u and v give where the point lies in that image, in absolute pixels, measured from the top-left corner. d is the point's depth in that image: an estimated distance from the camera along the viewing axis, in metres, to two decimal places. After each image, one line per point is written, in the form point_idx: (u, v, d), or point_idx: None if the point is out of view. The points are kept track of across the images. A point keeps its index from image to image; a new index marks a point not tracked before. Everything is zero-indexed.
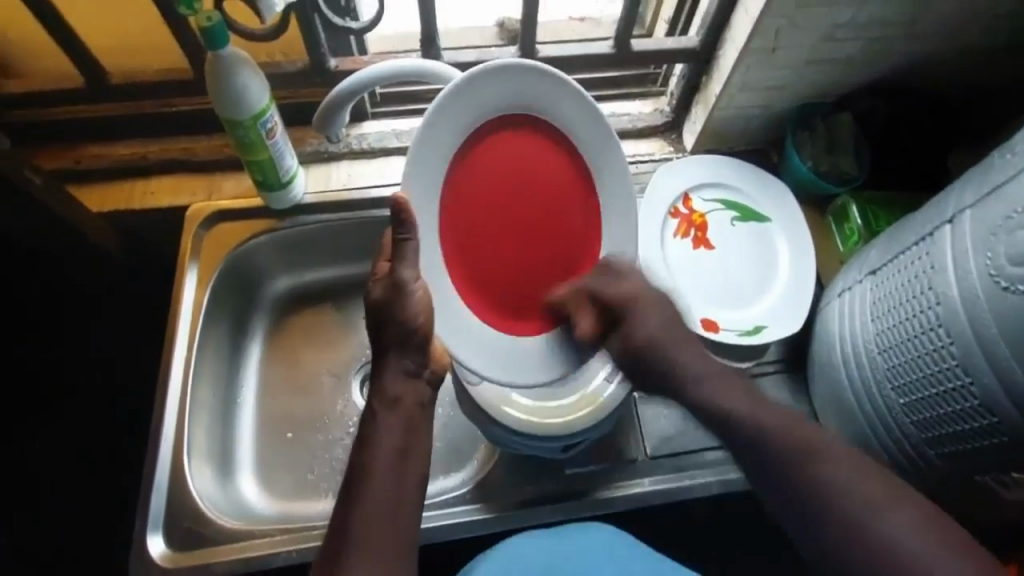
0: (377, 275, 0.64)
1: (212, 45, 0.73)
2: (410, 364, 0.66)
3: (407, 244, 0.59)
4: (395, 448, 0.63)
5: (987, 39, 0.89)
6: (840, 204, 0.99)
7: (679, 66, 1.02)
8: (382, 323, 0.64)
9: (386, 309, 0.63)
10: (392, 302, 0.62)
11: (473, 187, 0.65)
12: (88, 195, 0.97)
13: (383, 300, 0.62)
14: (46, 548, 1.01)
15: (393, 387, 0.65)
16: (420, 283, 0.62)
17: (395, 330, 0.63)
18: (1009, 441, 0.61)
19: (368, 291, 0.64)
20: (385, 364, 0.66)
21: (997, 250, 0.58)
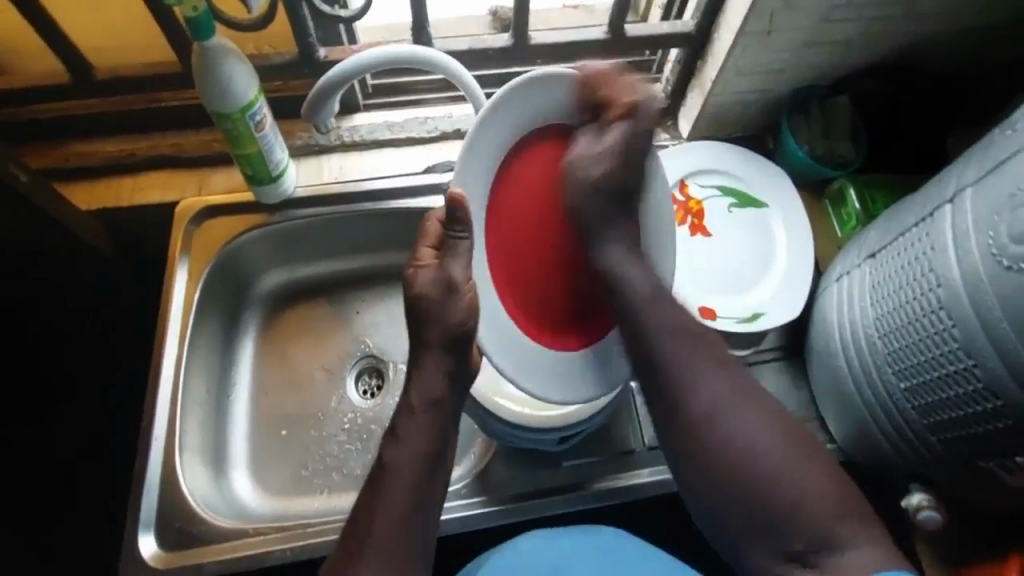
0: (421, 263, 0.66)
1: (198, 36, 0.71)
2: (450, 364, 0.67)
3: (460, 241, 0.64)
4: (415, 452, 0.64)
5: (987, 18, 0.87)
6: (837, 187, 0.98)
7: (675, 51, 1.01)
8: (425, 320, 0.66)
9: (431, 309, 0.65)
10: (437, 297, 0.65)
11: (513, 200, 0.67)
12: (75, 193, 0.96)
13: (430, 296, 0.65)
14: (44, 545, 1.02)
15: (432, 384, 0.66)
16: (468, 284, 0.65)
17: (436, 327, 0.65)
18: (1013, 423, 0.60)
19: (409, 279, 0.67)
20: (422, 362, 0.67)
21: (999, 230, 0.57)
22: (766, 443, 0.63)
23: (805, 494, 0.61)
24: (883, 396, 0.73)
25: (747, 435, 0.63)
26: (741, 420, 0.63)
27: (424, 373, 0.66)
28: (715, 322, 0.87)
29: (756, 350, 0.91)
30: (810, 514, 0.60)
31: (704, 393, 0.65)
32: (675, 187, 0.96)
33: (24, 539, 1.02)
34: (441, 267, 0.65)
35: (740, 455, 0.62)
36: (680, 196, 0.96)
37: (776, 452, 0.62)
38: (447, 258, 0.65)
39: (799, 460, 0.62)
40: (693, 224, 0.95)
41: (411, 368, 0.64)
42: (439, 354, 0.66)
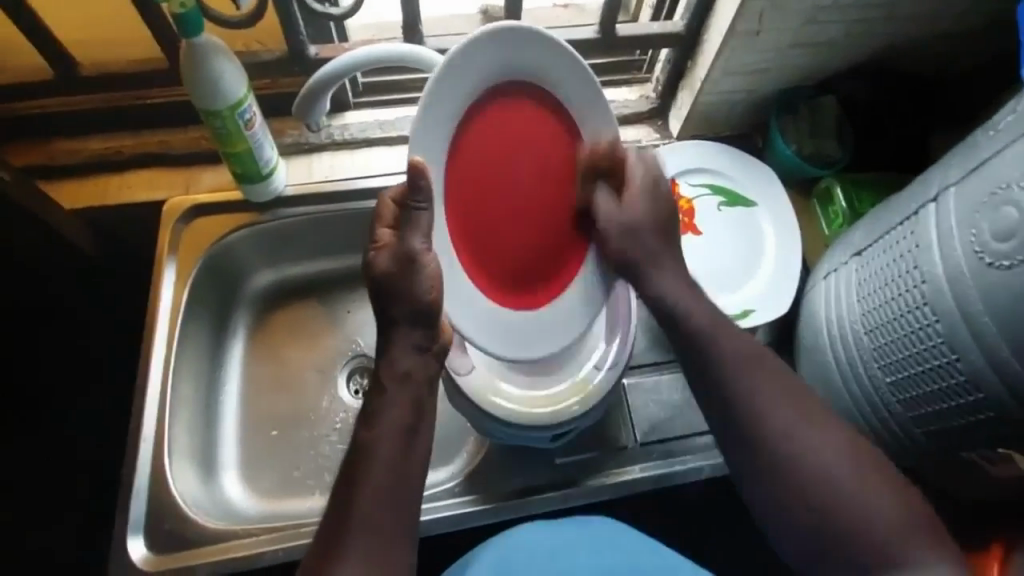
0: (381, 245, 0.62)
1: (186, 33, 0.70)
2: (422, 340, 0.63)
3: (420, 214, 0.58)
4: (384, 438, 0.61)
5: (970, 20, 0.89)
6: (824, 186, 0.99)
7: (665, 51, 1.01)
8: (392, 295, 0.61)
9: (394, 283, 0.60)
10: (400, 276, 0.60)
11: (475, 153, 0.62)
12: (60, 191, 0.94)
13: (393, 273, 0.60)
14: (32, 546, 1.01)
15: (404, 361, 0.63)
16: (431, 255, 0.59)
17: (402, 306, 0.61)
18: (995, 416, 0.62)
19: (369, 259, 0.63)
20: (395, 338, 0.63)
21: (982, 227, 0.58)
22: (829, 462, 0.60)
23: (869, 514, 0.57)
24: (869, 391, 0.74)
25: (813, 458, 0.60)
26: (801, 428, 0.61)
27: (395, 351, 0.63)
28: None
29: None
30: (878, 537, 0.57)
31: (750, 394, 0.63)
32: (667, 186, 0.97)
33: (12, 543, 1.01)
34: (398, 242, 0.60)
35: (803, 476, 0.60)
36: None
37: (837, 464, 0.59)
38: (405, 229, 0.59)
39: (863, 478, 0.59)
40: (683, 222, 0.96)
41: (413, 354, 0.64)
42: (410, 328, 0.62)
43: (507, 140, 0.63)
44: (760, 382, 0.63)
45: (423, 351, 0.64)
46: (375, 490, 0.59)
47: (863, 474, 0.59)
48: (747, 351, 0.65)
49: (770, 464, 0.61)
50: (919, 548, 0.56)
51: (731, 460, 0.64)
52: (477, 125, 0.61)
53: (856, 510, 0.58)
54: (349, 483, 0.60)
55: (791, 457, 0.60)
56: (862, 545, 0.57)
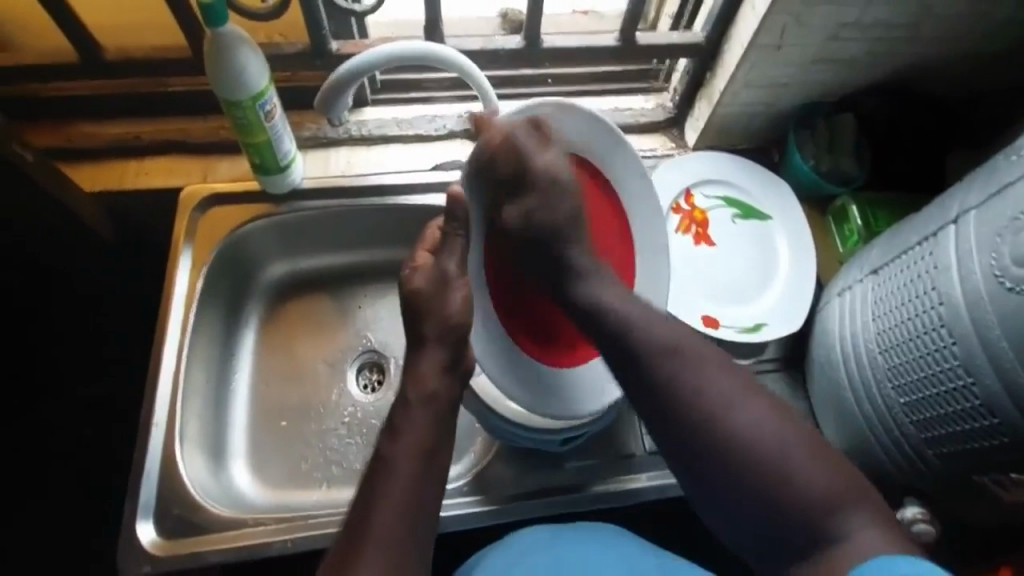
0: (418, 265, 0.68)
1: (212, 23, 0.71)
2: (447, 360, 0.67)
3: (456, 239, 0.66)
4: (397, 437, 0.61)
5: (990, 43, 0.90)
6: (839, 204, 0.99)
7: (684, 61, 1.02)
8: (421, 316, 0.66)
9: (426, 302, 0.66)
10: (433, 296, 0.66)
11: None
12: (78, 173, 0.94)
13: (427, 295, 0.66)
14: (39, 524, 1.02)
15: (431, 381, 0.65)
16: (463, 283, 0.67)
17: (433, 325, 0.66)
18: (1010, 442, 0.62)
19: (405, 278, 0.68)
20: (421, 357, 0.66)
21: (1002, 251, 0.58)
22: (759, 436, 0.58)
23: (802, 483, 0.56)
24: (880, 410, 0.75)
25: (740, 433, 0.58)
26: (732, 403, 0.59)
27: (422, 365, 0.66)
28: (717, 330, 0.89)
29: (756, 360, 0.92)
30: (813, 509, 0.55)
31: (683, 373, 0.60)
32: (681, 196, 0.97)
33: (21, 528, 1.01)
34: (435, 265, 0.67)
35: (732, 452, 0.58)
36: (685, 205, 0.97)
37: (766, 436, 0.58)
38: (439, 256, 0.67)
39: (800, 452, 0.57)
40: (697, 233, 0.96)
41: (441, 367, 0.66)
42: (436, 349, 0.66)
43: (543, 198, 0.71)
44: (687, 365, 0.61)
45: (450, 372, 0.67)
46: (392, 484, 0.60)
47: (800, 446, 0.57)
48: (671, 337, 0.62)
49: (704, 451, 0.59)
50: (858, 511, 0.55)
51: (666, 448, 0.61)
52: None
53: (787, 482, 0.56)
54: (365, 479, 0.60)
55: (721, 435, 0.58)
56: (800, 513, 0.56)
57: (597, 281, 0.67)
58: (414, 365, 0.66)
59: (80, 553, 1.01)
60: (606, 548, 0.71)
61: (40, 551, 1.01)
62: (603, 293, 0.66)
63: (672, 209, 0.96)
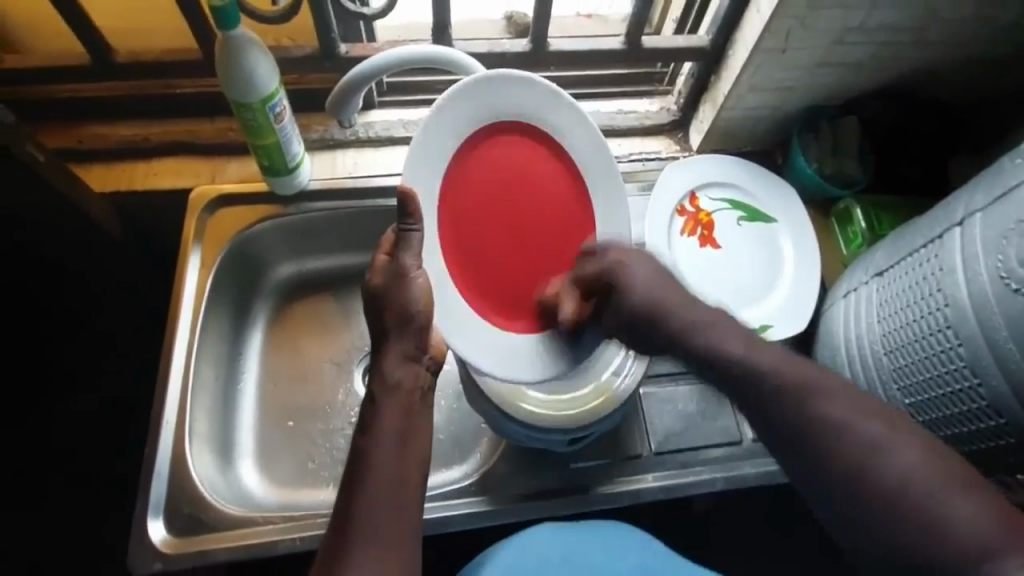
0: (375, 264, 0.64)
1: (223, 26, 0.71)
2: (415, 348, 0.65)
3: (411, 234, 0.62)
4: (401, 436, 0.62)
5: (993, 48, 0.90)
6: (843, 206, 1.00)
7: (689, 65, 1.02)
8: (380, 307, 0.64)
9: (383, 294, 0.63)
10: (392, 290, 0.63)
11: (481, 173, 0.68)
12: (88, 173, 0.95)
13: (384, 289, 0.63)
14: (45, 520, 1.02)
15: (397, 372, 0.64)
16: (421, 272, 0.63)
17: (396, 312, 0.63)
18: (1016, 442, 0.62)
19: (367, 278, 0.65)
20: (386, 350, 0.64)
21: (1008, 253, 0.59)
22: (896, 460, 0.49)
23: (954, 522, 0.46)
24: None
25: (867, 449, 0.50)
26: (870, 431, 0.51)
27: (388, 360, 0.64)
28: None
29: None
30: (967, 555, 0.45)
31: (790, 377, 0.55)
32: (686, 199, 0.98)
33: (29, 528, 1.02)
34: (394, 259, 0.63)
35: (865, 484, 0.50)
36: (690, 207, 0.97)
37: (909, 461, 0.49)
38: (399, 246, 0.63)
39: (947, 486, 0.48)
40: (702, 235, 0.96)
41: (405, 358, 0.64)
42: (399, 338, 0.63)
43: (502, 168, 0.69)
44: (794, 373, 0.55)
45: (414, 359, 0.65)
46: (399, 481, 0.60)
47: (948, 479, 0.48)
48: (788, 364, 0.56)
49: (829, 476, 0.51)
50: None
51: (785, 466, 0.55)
52: (484, 152, 0.69)
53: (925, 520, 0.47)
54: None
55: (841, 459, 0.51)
56: (946, 559, 0.46)
57: (632, 268, 0.66)
58: (380, 366, 0.64)
59: (86, 553, 1.01)
60: (609, 547, 0.71)
61: (47, 551, 1.01)
62: (638, 277, 0.65)
63: (678, 211, 0.97)
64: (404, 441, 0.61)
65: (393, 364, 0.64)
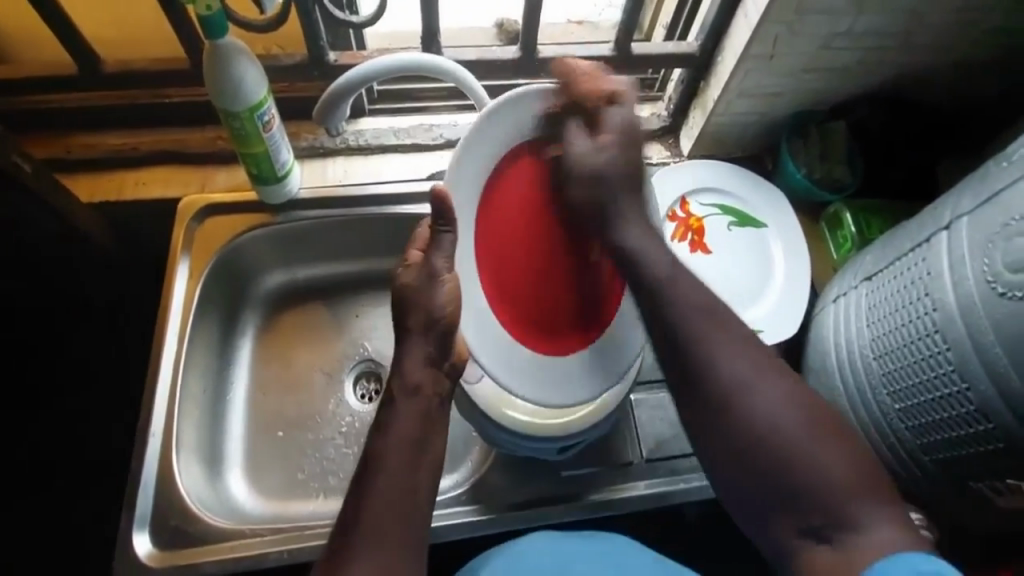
0: (407, 263, 0.65)
1: (210, 35, 0.71)
2: (434, 350, 0.65)
3: (445, 236, 0.63)
4: (396, 450, 0.61)
5: (979, 54, 0.91)
6: (833, 211, 1.00)
7: (678, 71, 1.03)
8: (409, 307, 0.64)
9: (412, 295, 0.63)
10: (421, 290, 0.63)
11: (507, 193, 0.67)
12: (77, 182, 0.94)
13: (415, 288, 0.63)
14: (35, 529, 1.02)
15: (415, 374, 0.64)
16: (451, 275, 0.64)
17: (420, 316, 0.63)
18: (1004, 447, 0.62)
19: (396, 276, 0.66)
20: (408, 349, 0.64)
21: (994, 257, 0.59)
22: (774, 410, 0.56)
23: (818, 465, 0.54)
24: (875, 417, 0.75)
25: (752, 403, 0.56)
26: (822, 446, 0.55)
27: (408, 362, 0.64)
28: None
29: None
30: (829, 492, 0.53)
31: (707, 329, 0.59)
32: (677, 203, 0.98)
33: (21, 540, 1.01)
34: (424, 261, 0.64)
35: (762, 445, 0.56)
36: (681, 213, 0.97)
37: (787, 417, 0.56)
38: (430, 249, 0.63)
39: (811, 434, 0.55)
40: (693, 240, 0.97)
41: (427, 360, 0.64)
42: (422, 339, 0.64)
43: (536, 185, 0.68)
44: (704, 321, 0.60)
45: (435, 365, 0.65)
46: (386, 486, 0.60)
47: (821, 431, 0.55)
48: (706, 308, 0.61)
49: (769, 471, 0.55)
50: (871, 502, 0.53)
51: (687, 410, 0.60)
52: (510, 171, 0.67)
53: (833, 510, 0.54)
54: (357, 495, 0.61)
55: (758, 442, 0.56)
56: (812, 498, 0.54)
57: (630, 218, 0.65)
58: (399, 365, 0.64)
59: (78, 564, 1.01)
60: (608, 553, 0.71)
61: (38, 563, 1.00)
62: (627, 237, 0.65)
63: (668, 217, 0.97)
64: (392, 450, 0.61)
65: None
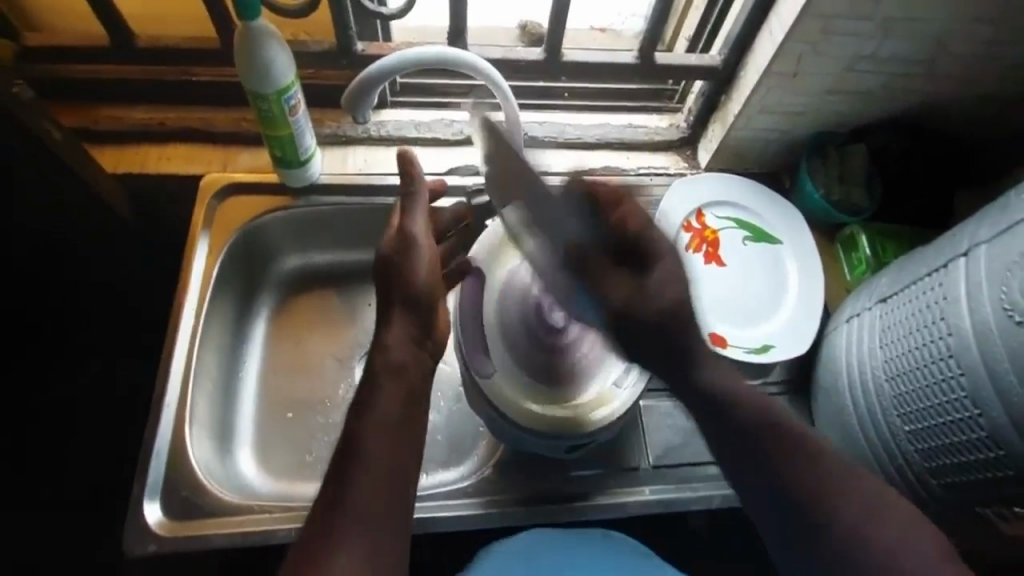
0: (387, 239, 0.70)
1: (244, 15, 0.72)
2: (414, 330, 0.67)
3: (414, 194, 0.71)
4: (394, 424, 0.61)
5: (1000, 85, 0.92)
6: (848, 233, 1.01)
7: (701, 84, 1.03)
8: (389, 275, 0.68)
9: (397, 260, 0.68)
10: (400, 251, 0.69)
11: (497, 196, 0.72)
12: (101, 153, 0.94)
13: (394, 253, 0.69)
14: (39, 499, 1.02)
15: (397, 352, 0.65)
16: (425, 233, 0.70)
17: (398, 282, 0.68)
18: (1013, 474, 0.63)
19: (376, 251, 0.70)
20: (389, 325, 0.66)
21: (1012, 286, 0.60)
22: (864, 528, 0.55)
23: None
24: (884, 438, 0.76)
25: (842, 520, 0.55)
26: (869, 521, 0.55)
27: (390, 335, 0.65)
28: (726, 350, 0.90)
29: (762, 382, 0.92)
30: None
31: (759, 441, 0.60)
32: (693, 215, 0.98)
33: (24, 507, 1.01)
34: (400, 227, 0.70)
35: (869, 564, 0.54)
36: (697, 224, 0.98)
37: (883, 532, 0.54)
38: (406, 217, 0.71)
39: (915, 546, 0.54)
40: (707, 252, 0.97)
41: (408, 341, 0.66)
42: (404, 313, 0.67)
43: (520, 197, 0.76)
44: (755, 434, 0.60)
45: (416, 345, 0.67)
46: (387, 463, 0.59)
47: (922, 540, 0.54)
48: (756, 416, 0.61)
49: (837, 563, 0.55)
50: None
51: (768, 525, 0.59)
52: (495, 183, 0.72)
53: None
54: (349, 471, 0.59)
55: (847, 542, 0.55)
56: None
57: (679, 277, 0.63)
58: (380, 339, 0.66)
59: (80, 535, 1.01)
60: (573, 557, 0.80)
61: (40, 530, 1.01)
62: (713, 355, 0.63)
63: (684, 226, 0.97)
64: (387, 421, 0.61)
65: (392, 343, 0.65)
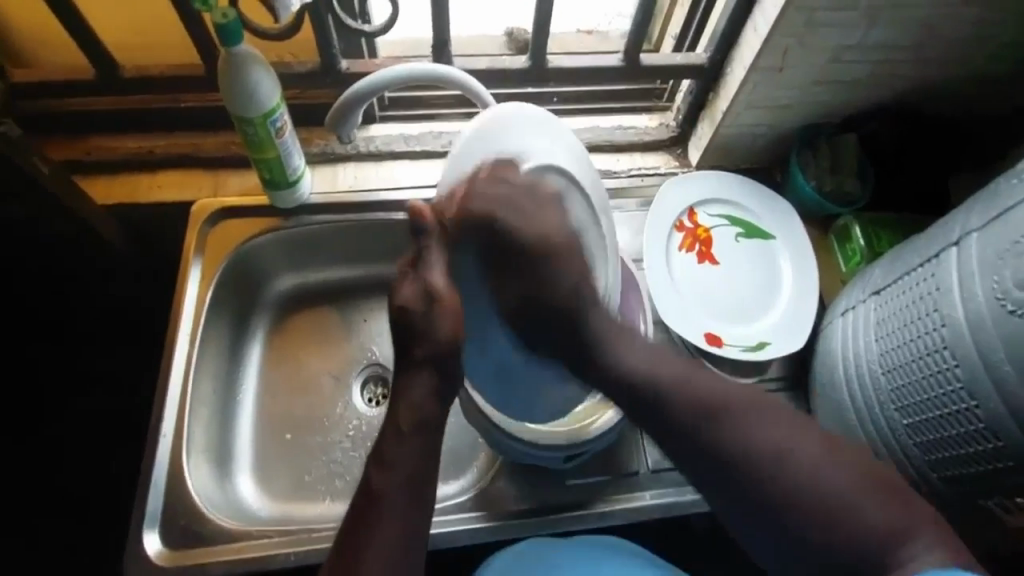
0: (403, 277, 0.64)
1: (225, 41, 0.72)
2: (432, 390, 0.64)
3: (431, 249, 0.62)
4: (411, 474, 0.63)
5: (990, 67, 0.91)
6: (842, 224, 1.00)
7: (688, 82, 1.03)
8: (413, 334, 0.63)
9: (420, 322, 0.62)
10: (420, 310, 0.62)
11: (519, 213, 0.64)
12: (92, 185, 0.95)
13: (415, 313, 0.62)
14: (49, 527, 1.03)
15: (421, 411, 0.64)
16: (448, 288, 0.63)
17: (424, 348, 0.63)
18: (1014, 465, 0.62)
19: (393, 292, 0.63)
20: (408, 388, 0.64)
21: (1004, 274, 0.59)
22: (771, 443, 0.61)
23: (833, 491, 0.58)
24: (883, 432, 0.75)
25: (757, 440, 0.61)
26: (766, 434, 0.61)
27: (410, 398, 0.63)
28: (721, 349, 0.89)
29: (760, 380, 0.91)
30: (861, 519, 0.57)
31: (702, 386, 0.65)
32: (684, 214, 0.98)
33: (37, 536, 1.03)
34: (418, 278, 0.63)
35: (773, 472, 0.60)
36: (689, 223, 0.98)
37: (788, 453, 0.60)
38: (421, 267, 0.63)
39: (821, 458, 0.60)
40: (700, 251, 0.96)
41: (424, 400, 0.64)
42: (421, 378, 0.63)
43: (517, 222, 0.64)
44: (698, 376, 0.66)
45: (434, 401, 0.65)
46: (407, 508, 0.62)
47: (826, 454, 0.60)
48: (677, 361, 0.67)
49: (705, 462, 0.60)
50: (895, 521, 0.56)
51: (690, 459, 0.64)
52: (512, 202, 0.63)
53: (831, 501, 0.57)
54: (366, 516, 0.61)
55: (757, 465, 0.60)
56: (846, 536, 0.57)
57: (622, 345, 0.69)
58: (399, 399, 0.64)
59: (92, 562, 1.02)
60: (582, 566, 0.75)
61: (47, 561, 1.02)
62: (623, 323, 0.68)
63: (676, 227, 0.97)
64: (401, 466, 0.62)
65: (409, 401, 0.63)
